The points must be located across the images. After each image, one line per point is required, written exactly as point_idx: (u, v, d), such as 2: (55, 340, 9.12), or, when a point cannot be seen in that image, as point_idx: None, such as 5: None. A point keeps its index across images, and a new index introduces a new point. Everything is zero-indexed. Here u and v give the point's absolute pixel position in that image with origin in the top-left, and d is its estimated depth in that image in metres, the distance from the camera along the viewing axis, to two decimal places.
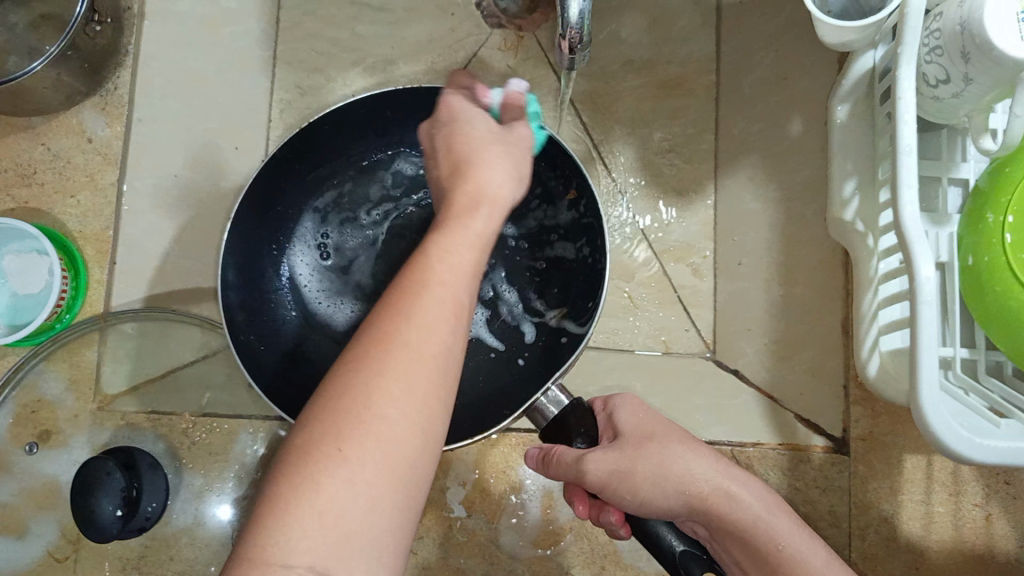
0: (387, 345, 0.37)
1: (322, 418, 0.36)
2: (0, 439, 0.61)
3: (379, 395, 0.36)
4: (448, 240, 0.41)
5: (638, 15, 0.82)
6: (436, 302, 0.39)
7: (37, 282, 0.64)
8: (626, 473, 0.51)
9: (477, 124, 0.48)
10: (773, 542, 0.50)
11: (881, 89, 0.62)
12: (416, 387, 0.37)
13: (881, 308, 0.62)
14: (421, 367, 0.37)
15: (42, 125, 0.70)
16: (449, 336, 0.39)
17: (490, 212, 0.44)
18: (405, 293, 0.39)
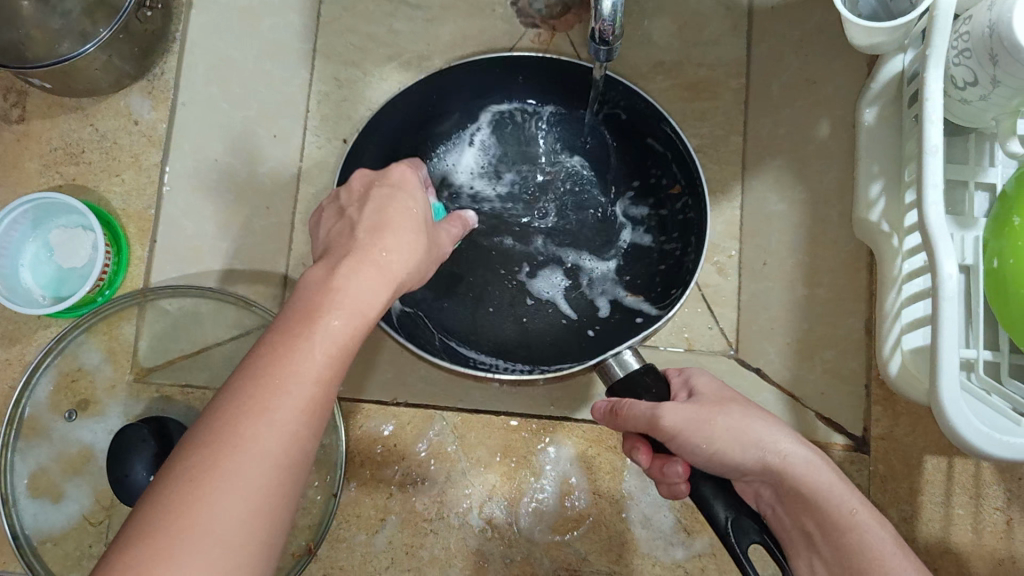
0: (247, 413, 0.37)
1: (181, 478, 0.36)
2: (42, 406, 0.64)
3: (241, 459, 0.36)
4: (330, 304, 0.42)
5: (669, 19, 0.84)
6: (303, 374, 0.39)
7: (81, 255, 0.67)
8: (706, 422, 0.53)
9: (407, 195, 0.49)
10: (845, 509, 0.51)
11: (909, 91, 0.63)
12: (274, 455, 0.37)
13: (903, 307, 0.62)
14: (280, 434, 0.38)
15: (91, 107, 0.73)
16: (307, 410, 0.39)
17: (384, 282, 0.44)
18: (274, 364, 0.39)
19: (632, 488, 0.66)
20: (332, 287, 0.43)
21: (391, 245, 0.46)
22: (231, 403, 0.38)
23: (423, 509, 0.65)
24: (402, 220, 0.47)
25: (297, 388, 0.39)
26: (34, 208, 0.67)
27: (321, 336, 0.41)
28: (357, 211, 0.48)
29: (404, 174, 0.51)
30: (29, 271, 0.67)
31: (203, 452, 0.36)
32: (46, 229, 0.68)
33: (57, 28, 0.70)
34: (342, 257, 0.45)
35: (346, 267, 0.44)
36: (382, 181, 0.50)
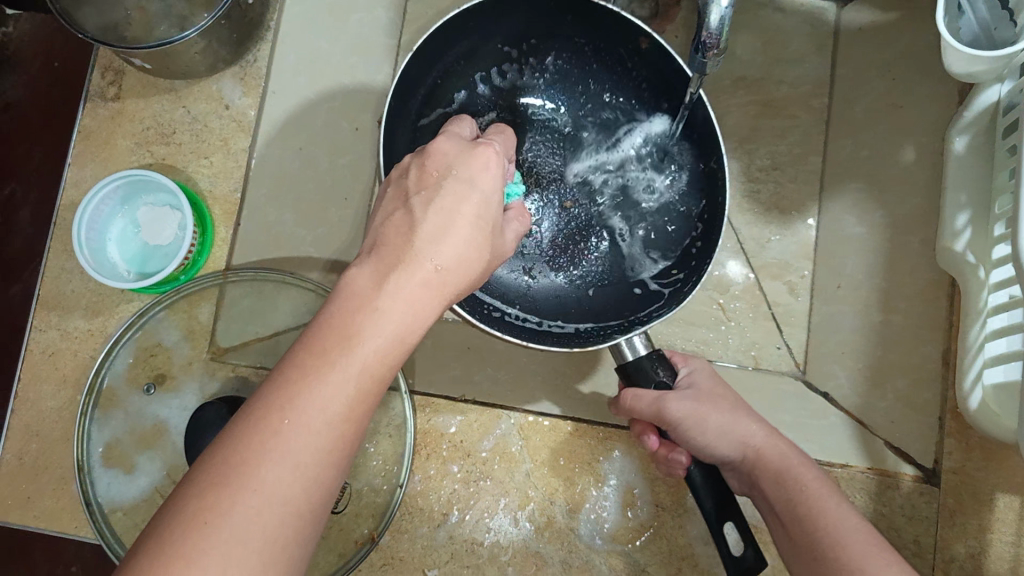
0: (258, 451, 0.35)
1: (188, 511, 0.33)
2: (121, 378, 0.66)
3: (252, 501, 0.34)
4: (363, 328, 0.39)
5: (753, 34, 0.84)
6: (328, 411, 0.37)
7: (166, 234, 0.68)
8: (701, 409, 0.55)
9: (480, 188, 0.43)
10: (808, 481, 0.52)
11: (1005, 123, 0.62)
12: (284, 499, 0.35)
13: (987, 340, 0.61)
14: (295, 476, 0.35)
15: (183, 89, 0.74)
16: (329, 445, 0.37)
17: (423, 302, 0.41)
18: (296, 397, 0.36)
19: (696, 503, 0.65)
20: (371, 306, 0.39)
21: (444, 251, 0.41)
22: (246, 436, 0.35)
23: (485, 507, 0.66)
24: (460, 231, 0.42)
25: (320, 421, 0.37)
26: (126, 185, 0.68)
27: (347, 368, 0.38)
28: (420, 204, 0.42)
29: (484, 157, 0.44)
30: (116, 246, 0.69)
31: (213, 483, 0.34)
32: (135, 206, 0.69)
33: (156, 9, 0.71)
34: (388, 265, 0.40)
35: (390, 284, 0.40)
36: (453, 166, 0.44)
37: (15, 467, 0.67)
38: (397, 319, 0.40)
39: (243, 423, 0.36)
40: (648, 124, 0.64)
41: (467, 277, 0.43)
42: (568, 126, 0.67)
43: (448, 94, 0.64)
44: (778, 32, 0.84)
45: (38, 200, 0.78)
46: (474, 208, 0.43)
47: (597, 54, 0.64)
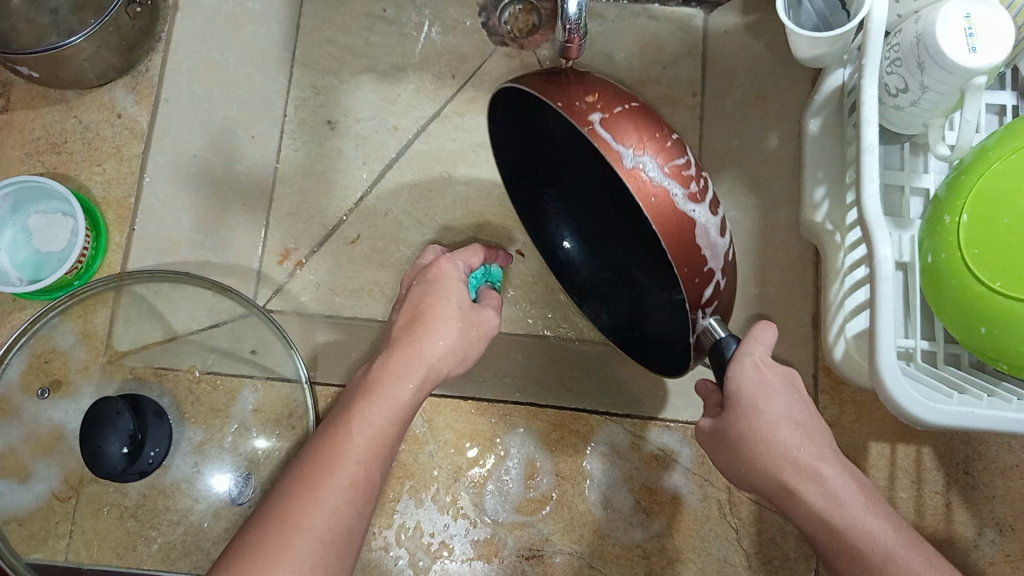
0: (304, 493, 0.46)
1: (250, 548, 0.44)
2: (14, 386, 0.64)
3: (298, 531, 0.45)
4: (370, 398, 0.52)
5: (630, 40, 0.90)
6: (349, 457, 0.49)
7: (59, 240, 0.68)
8: (720, 438, 0.58)
9: (446, 289, 0.58)
10: (851, 520, 0.52)
11: (850, 102, 0.68)
12: (329, 526, 0.46)
13: (846, 296, 0.66)
14: (333, 511, 0.46)
15: (75, 100, 0.76)
16: (354, 483, 0.48)
17: (416, 375, 0.54)
18: (327, 452, 0.49)
19: (593, 470, 0.69)
20: (371, 384, 0.53)
21: (428, 338, 0.55)
22: (294, 486, 0.47)
23: (391, 489, 0.68)
24: (437, 323, 0.56)
25: (346, 465, 0.48)
26: (14, 191, 0.68)
27: (363, 427, 0.50)
28: (401, 312, 0.58)
29: (446, 266, 0.59)
30: (7, 255, 0.69)
31: (268, 525, 0.45)
32: (26, 214, 0.69)
33: (46, 22, 0.73)
34: (384, 356, 0.55)
35: (391, 367, 0.54)
36: (422, 280, 0.59)
37: None
38: (399, 387, 0.53)
39: (289, 478, 0.48)
40: (507, 128, 0.63)
41: (454, 346, 0.56)
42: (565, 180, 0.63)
43: (590, 287, 0.69)
44: (652, 38, 0.90)
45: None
46: (450, 304, 0.57)
47: (515, 166, 0.68)
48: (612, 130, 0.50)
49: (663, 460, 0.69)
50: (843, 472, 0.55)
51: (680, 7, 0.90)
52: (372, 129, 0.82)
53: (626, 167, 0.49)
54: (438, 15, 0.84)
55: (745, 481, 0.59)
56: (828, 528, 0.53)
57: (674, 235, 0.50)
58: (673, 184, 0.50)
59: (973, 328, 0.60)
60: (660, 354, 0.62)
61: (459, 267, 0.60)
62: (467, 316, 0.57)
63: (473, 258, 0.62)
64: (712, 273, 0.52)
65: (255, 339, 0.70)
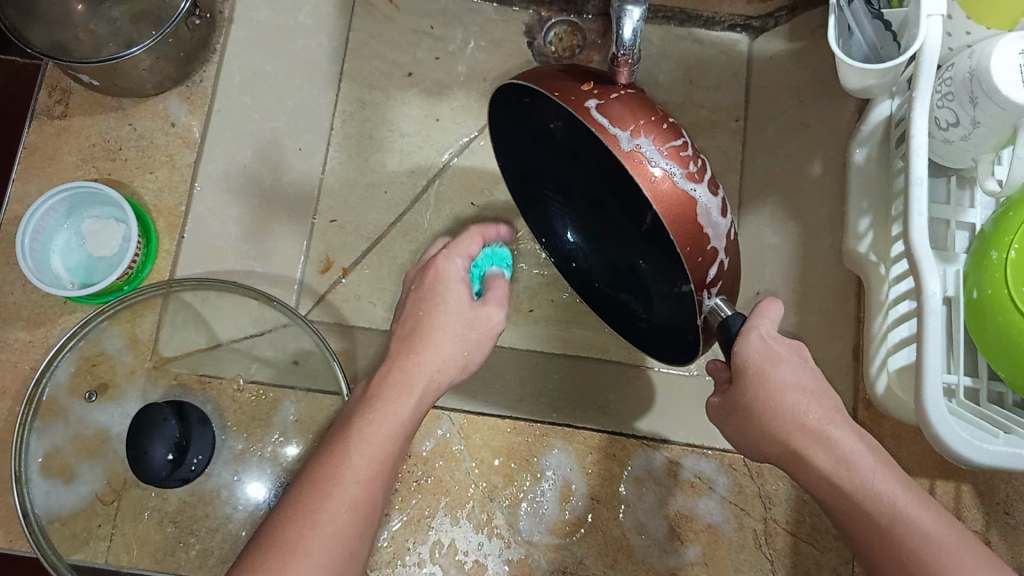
0: (303, 517, 0.48)
1: (259, 561, 0.47)
2: (62, 388, 0.65)
3: (307, 546, 0.47)
4: (367, 416, 0.54)
5: (674, 63, 0.91)
6: (355, 469, 0.51)
7: (111, 246, 0.70)
8: (730, 410, 0.57)
9: (448, 297, 0.60)
10: (860, 481, 0.50)
11: (897, 133, 0.68)
12: (335, 539, 0.48)
13: (890, 329, 0.66)
14: (331, 534, 0.48)
15: (130, 107, 0.77)
16: (359, 495, 0.50)
17: (411, 390, 0.56)
18: (325, 473, 0.50)
19: (628, 494, 0.69)
20: (375, 394, 0.55)
21: (425, 351, 0.58)
22: (296, 508, 0.49)
23: (427, 505, 0.68)
24: (434, 339, 0.58)
25: (352, 476, 0.51)
26: (70, 197, 0.70)
27: (366, 436, 0.53)
28: (403, 320, 0.60)
29: (445, 267, 0.61)
30: (60, 259, 0.70)
31: (278, 537, 0.48)
32: (80, 220, 0.71)
33: (105, 32, 0.75)
34: (385, 371, 0.57)
35: (388, 385, 0.56)
36: (421, 284, 0.61)
37: None
38: (399, 394, 0.56)
39: (297, 489, 0.50)
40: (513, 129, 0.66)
41: (454, 354, 0.59)
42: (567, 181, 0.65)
43: (596, 282, 0.71)
44: (696, 61, 0.90)
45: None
46: (447, 321, 0.59)
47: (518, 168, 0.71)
48: (608, 114, 0.52)
49: (698, 487, 0.69)
50: (857, 436, 0.52)
51: (726, 32, 0.90)
52: (415, 145, 0.83)
53: (624, 150, 0.52)
54: (485, 33, 0.85)
55: (758, 450, 0.57)
56: (839, 491, 0.50)
57: (674, 213, 0.52)
58: (671, 164, 0.52)
59: (1020, 366, 0.59)
60: (670, 343, 0.65)
61: (457, 267, 0.61)
62: (469, 324, 0.60)
63: (473, 254, 0.63)
64: (715, 252, 0.54)
65: (296, 350, 0.71)
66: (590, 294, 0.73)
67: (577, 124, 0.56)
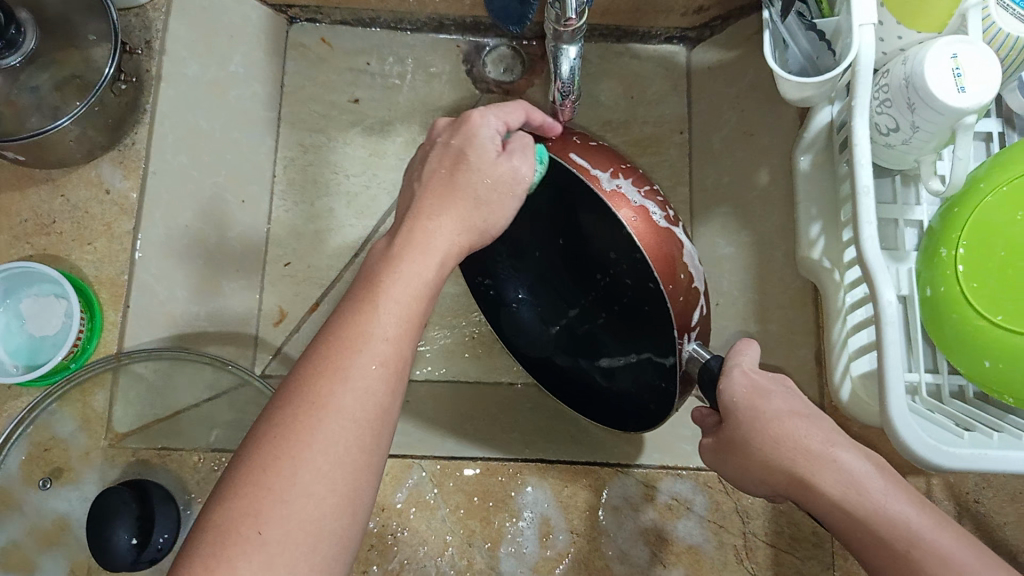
0: (330, 376, 0.43)
1: (285, 409, 0.43)
2: (15, 477, 0.63)
3: (334, 391, 0.43)
4: (392, 278, 0.47)
5: (614, 81, 0.92)
6: (379, 332, 0.45)
7: (53, 323, 0.68)
8: (725, 450, 0.56)
9: (479, 153, 0.52)
10: (871, 507, 0.47)
11: (840, 139, 0.67)
12: (364, 394, 0.44)
13: (849, 336, 0.66)
14: (365, 390, 0.44)
15: (61, 177, 0.72)
16: (387, 356, 0.45)
17: (432, 253, 0.49)
18: (353, 330, 0.45)
19: (608, 524, 0.68)
20: (394, 261, 0.48)
21: (445, 218, 0.50)
22: (318, 369, 0.44)
23: (405, 557, 0.67)
24: (457, 202, 0.51)
25: (378, 339, 0.45)
26: (6, 277, 0.67)
27: (393, 293, 0.47)
28: (428, 175, 0.53)
29: (478, 121, 0.53)
30: (1, 341, 0.68)
31: (303, 389, 0.43)
32: (19, 299, 0.68)
33: (28, 102, 0.72)
34: (404, 233, 0.50)
35: (409, 245, 0.49)
36: (451, 138, 0.54)
37: None
38: (422, 260, 0.49)
39: (322, 346, 0.45)
40: None
41: (475, 212, 0.51)
42: (524, 257, 0.70)
43: (545, 348, 0.73)
44: (636, 78, 0.92)
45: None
46: (470, 182, 0.52)
47: None
48: (587, 158, 0.57)
49: (676, 509, 0.68)
50: (863, 455, 0.50)
51: (663, 45, 0.91)
52: (362, 184, 0.89)
53: (605, 189, 0.56)
54: (423, 65, 0.89)
55: (760, 486, 0.55)
56: (848, 520, 0.48)
57: (654, 246, 0.55)
58: (651, 204, 0.56)
59: (976, 361, 0.58)
60: (628, 411, 0.67)
61: (490, 125, 0.53)
62: (495, 185, 0.52)
63: (513, 126, 0.55)
64: (698, 293, 0.57)
65: (257, 411, 0.70)
66: (538, 368, 0.75)
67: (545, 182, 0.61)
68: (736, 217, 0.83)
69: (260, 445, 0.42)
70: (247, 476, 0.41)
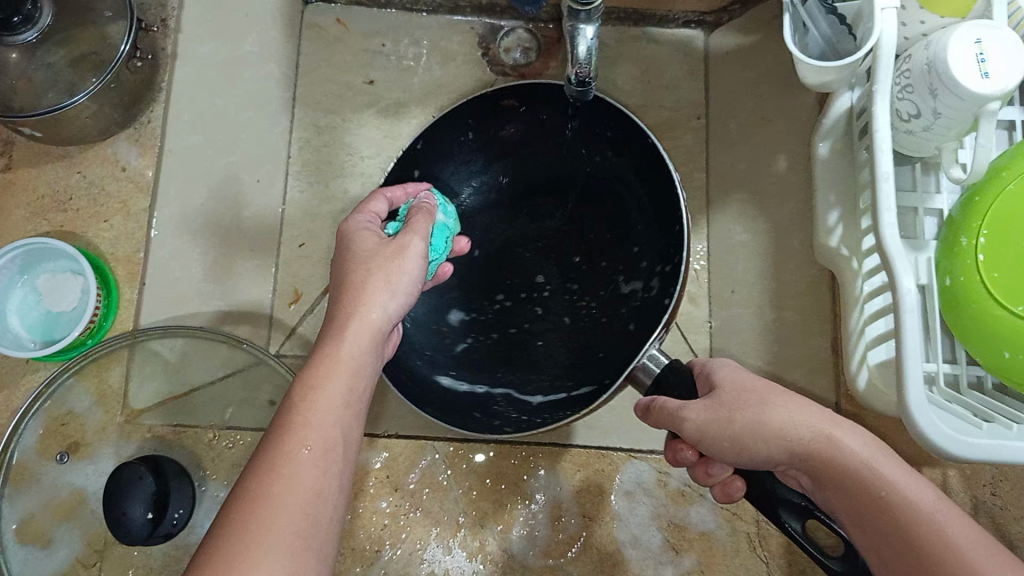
0: (246, 511, 0.41)
1: (228, 522, 0.41)
2: (31, 451, 0.64)
3: (276, 496, 0.42)
4: (324, 373, 0.47)
5: (631, 65, 0.91)
6: (317, 431, 0.45)
7: (70, 299, 0.68)
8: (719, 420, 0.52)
9: (367, 243, 0.54)
10: (896, 476, 0.46)
11: (859, 126, 0.66)
12: (306, 495, 0.43)
13: (867, 324, 0.65)
14: (285, 517, 0.41)
15: (78, 155, 0.75)
16: (328, 454, 0.45)
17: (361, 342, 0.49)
18: (289, 432, 0.45)
19: (620, 509, 0.68)
20: (324, 358, 0.48)
21: (371, 302, 0.51)
22: (258, 474, 0.43)
23: (418, 538, 0.68)
24: (374, 283, 0.51)
25: (316, 438, 0.45)
26: (23, 254, 0.68)
27: (325, 389, 0.47)
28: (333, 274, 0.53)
29: (361, 219, 0.57)
30: (17, 317, 0.68)
31: (246, 497, 0.42)
32: (35, 275, 0.69)
33: (43, 79, 0.72)
34: (327, 329, 0.50)
35: (337, 337, 0.49)
36: (336, 241, 0.56)
37: None
38: (351, 350, 0.49)
39: (260, 451, 0.44)
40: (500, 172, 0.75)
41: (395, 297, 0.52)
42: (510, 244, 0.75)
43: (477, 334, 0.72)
44: (653, 62, 0.91)
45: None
46: (375, 259, 0.52)
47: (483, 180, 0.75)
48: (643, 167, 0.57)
49: (689, 496, 0.68)
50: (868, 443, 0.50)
51: (681, 29, 0.90)
52: None
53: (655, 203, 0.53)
54: None
55: (749, 461, 0.51)
56: (860, 505, 0.47)
57: None
58: None
59: (995, 352, 0.57)
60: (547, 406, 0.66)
61: (360, 220, 0.57)
62: (395, 257, 0.53)
63: (397, 197, 0.61)
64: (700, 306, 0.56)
65: (271, 389, 0.69)
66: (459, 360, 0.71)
67: (572, 191, 0.74)
68: (753, 204, 0.82)
69: (204, 565, 0.40)
70: None
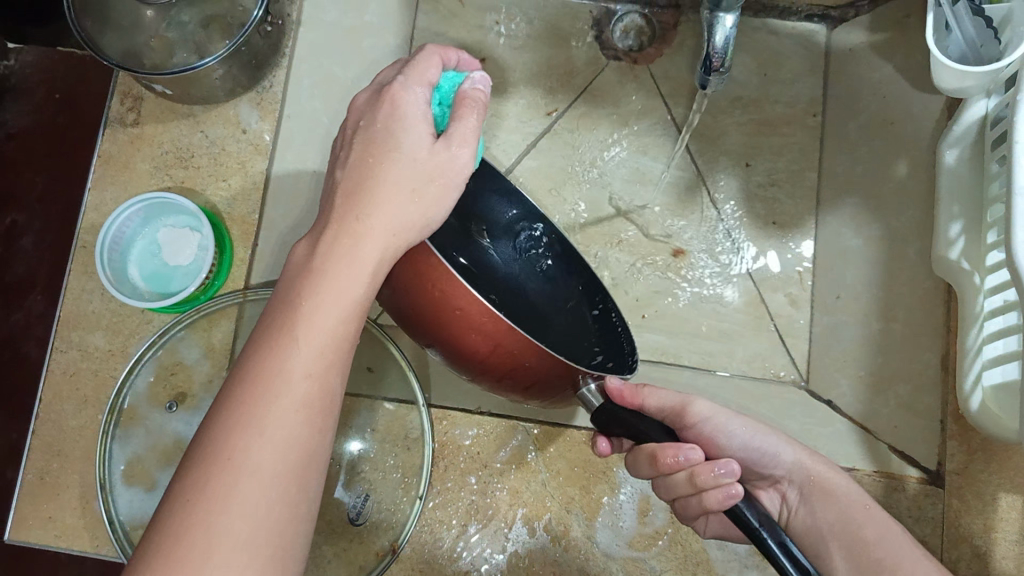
0: (246, 428, 0.40)
1: (200, 460, 0.40)
2: (141, 397, 0.67)
3: (250, 439, 0.40)
4: (313, 299, 0.44)
5: (749, 57, 0.88)
6: (301, 368, 0.42)
7: (186, 254, 0.71)
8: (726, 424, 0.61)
9: (397, 147, 0.47)
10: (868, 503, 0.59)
11: (993, 135, 0.63)
12: (286, 438, 0.40)
13: (985, 343, 0.62)
14: (284, 440, 0.40)
15: (201, 114, 0.77)
16: (313, 395, 0.42)
17: (361, 264, 0.46)
18: (270, 364, 0.42)
19: None
20: (319, 277, 0.44)
21: (377, 218, 0.46)
22: (234, 408, 0.41)
23: (503, 517, 0.68)
24: (392, 194, 0.46)
25: (300, 375, 0.42)
26: (146, 207, 0.71)
27: (317, 316, 0.44)
28: (343, 171, 0.48)
29: (404, 98, 0.48)
30: (136, 267, 0.71)
31: (219, 433, 0.40)
32: (157, 228, 0.72)
33: (175, 37, 0.74)
34: (325, 240, 0.46)
35: (333, 255, 0.45)
36: (374, 118, 0.48)
37: (37, 484, 0.69)
38: (350, 273, 0.45)
39: (239, 380, 0.42)
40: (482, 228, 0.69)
41: (411, 213, 0.47)
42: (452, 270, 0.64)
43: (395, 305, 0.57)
44: (772, 55, 0.88)
45: (39, 229, 0.87)
46: (401, 172, 0.47)
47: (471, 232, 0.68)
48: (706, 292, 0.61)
49: None
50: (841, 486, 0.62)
51: (803, 23, 0.88)
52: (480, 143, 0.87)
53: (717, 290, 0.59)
54: (553, 29, 0.88)
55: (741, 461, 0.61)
56: (844, 522, 0.57)
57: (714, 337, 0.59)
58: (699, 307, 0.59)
59: None
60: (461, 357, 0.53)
61: (417, 99, 0.49)
62: (431, 176, 0.47)
63: (432, 79, 0.50)
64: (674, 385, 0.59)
65: (371, 356, 0.71)
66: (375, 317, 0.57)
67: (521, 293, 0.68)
68: (866, 209, 0.79)
69: (174, 499, 0.39)
70: (159, 536, 0.38)
